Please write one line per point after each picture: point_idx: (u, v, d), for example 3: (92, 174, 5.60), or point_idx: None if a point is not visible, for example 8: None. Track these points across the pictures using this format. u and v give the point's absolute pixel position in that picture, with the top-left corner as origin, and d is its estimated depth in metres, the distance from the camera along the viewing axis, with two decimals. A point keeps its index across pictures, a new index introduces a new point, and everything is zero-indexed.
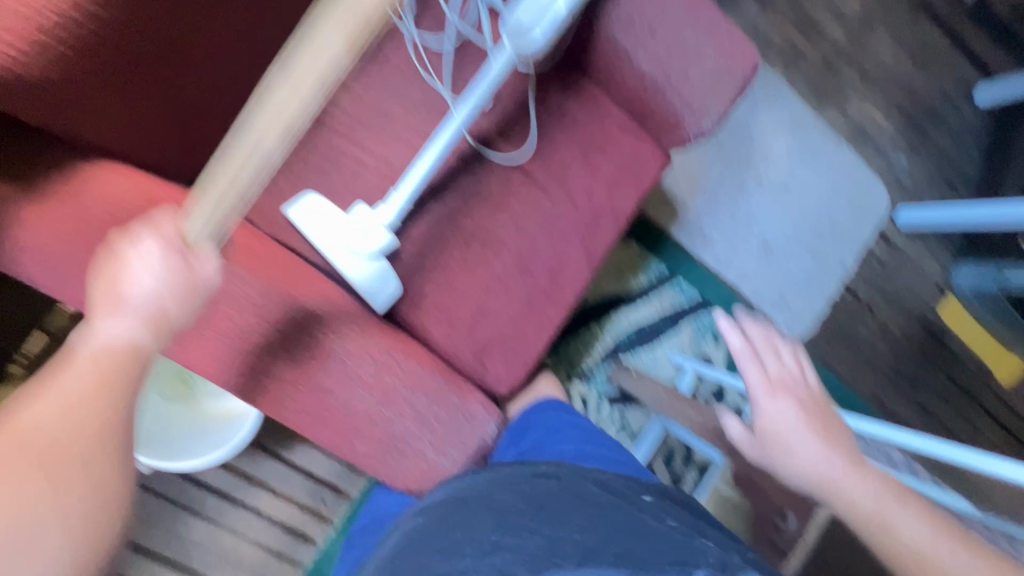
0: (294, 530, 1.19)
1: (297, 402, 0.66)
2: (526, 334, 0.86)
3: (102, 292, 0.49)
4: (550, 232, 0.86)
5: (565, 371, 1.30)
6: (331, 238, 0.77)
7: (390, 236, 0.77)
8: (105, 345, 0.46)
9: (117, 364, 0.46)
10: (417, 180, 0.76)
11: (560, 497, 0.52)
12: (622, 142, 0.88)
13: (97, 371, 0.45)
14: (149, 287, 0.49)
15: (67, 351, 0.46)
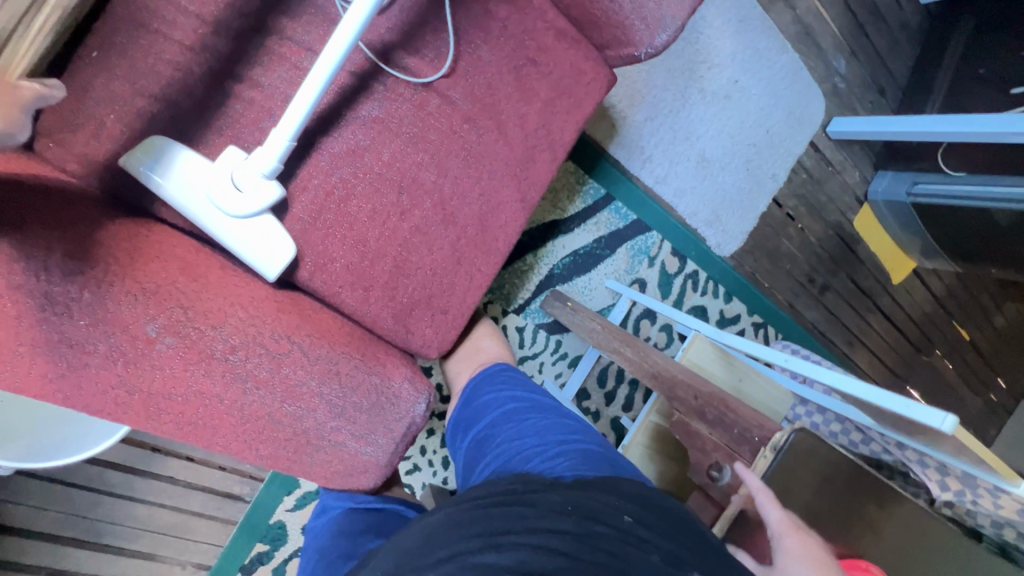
0: (217, 492, 1.11)
1: (178, 407, 0.54)
2: (454, 293, 0.75)
3: None
4: (476, 171, 0.72)
5: (497, 306, 1.23)
6: (202, 193, 0.59)
7: (278, 188, 0.60)
8: None
9: None
10: (306, 109, 0.58)
11: (530, 520, 0.52)
12: (559, 55, 0.73)
13: None
14: None
15: None
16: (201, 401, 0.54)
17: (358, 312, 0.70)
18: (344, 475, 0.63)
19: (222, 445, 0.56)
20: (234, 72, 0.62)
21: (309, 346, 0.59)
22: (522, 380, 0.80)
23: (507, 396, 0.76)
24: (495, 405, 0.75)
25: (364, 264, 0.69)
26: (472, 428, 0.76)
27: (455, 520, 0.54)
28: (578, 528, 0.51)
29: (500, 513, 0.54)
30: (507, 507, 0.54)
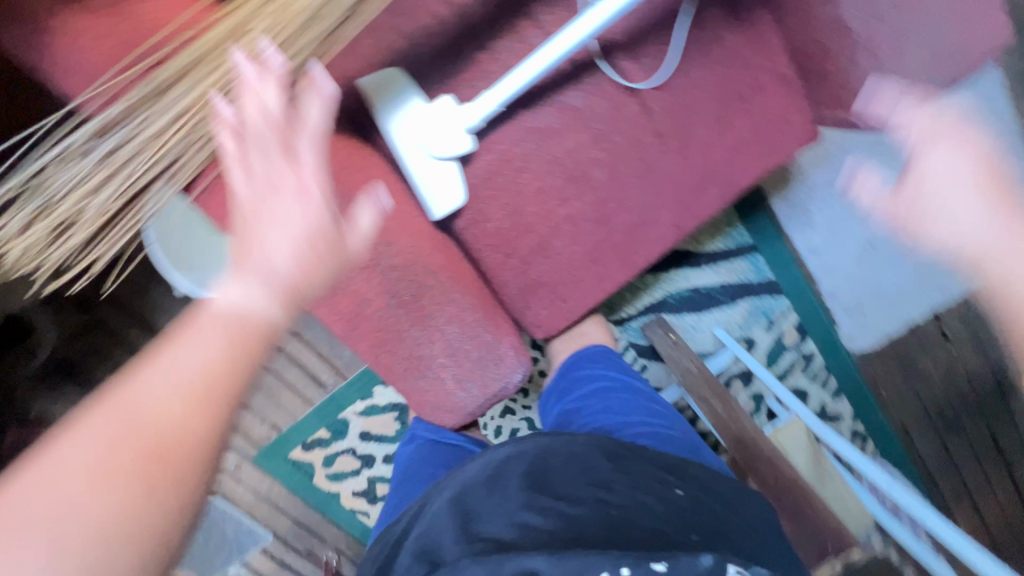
0: (308, 372, 1.26)
1: (333, 298, 0.63)
2: (579, 286, 0.78)
3: (240, 248, 0.47)
4: (644, 184, 0.74)
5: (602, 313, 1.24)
6: (415, 130, 0.68)
7: (470, 143, 0.67)
8: (235, 308, 0.45)
9: (247, 329, 0.45)
10: (522, 82, 0.63)
11: (597, 479, 0.60)
12: (769, 101, 0.71)
13: (226, 333, 0.44)
14: (286, 254, 0.47)
15: (201, 309, 0.45)
16: (353, 299, 0.63)
17: (492, 272, 0.76)
18: (434, 407, 0.70)
19: (354, 341, 0.65)
20: (472, 30, 0.68)
21: (448, 288, 0.65)
22: (620, 364, 0.83)
23: (602, 375, 0.81)
24: (590, 382, 0.80)
25: (514, 232, 0.74)
26: (565, 399, 0.81)
27: (523, 459, 0.63)
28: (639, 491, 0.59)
29: (564, 466, 0.62)
30: (572, 463, 0.62)
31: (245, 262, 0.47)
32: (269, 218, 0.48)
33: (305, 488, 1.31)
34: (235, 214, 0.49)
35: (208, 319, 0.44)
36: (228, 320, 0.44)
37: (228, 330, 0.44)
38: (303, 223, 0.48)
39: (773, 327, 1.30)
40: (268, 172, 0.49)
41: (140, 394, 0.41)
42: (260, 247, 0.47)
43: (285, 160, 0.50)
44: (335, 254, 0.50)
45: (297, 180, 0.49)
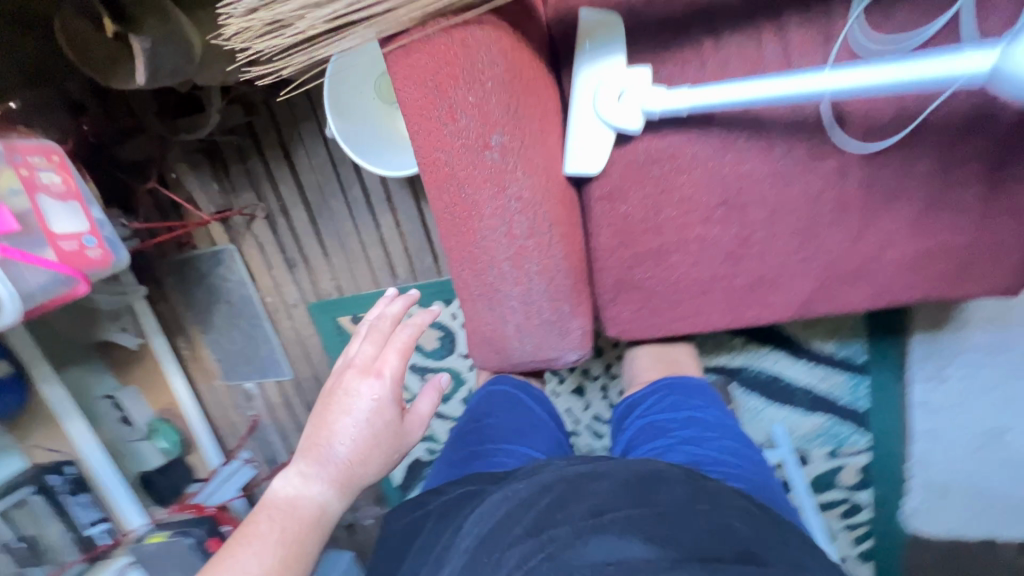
0: (388, 257, 1.33)
1: (450, 199, 0.62)
2: (673, 307, 0.74)
3: (311, 449, 0.63)
4: (795, 244, 0.68)
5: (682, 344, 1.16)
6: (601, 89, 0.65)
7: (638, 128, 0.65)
8: (302, 504, 0.61)
9: (311, 514, 0.61)
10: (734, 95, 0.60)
11: (673, 503, 0.55)
12: (975, 226, 0.63)
13: (296, 520, 0.60)
14: (351, 450, 0.63)
15: (269, 505, 0.60)
16: (469, 209, 0.61)
17: (600, 251, 0.74)
18: (483, 344, 0.70)
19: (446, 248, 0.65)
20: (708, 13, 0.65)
21: (556, 243, 0.64)
22: (718, 403, 0.79)
23: (693, 409, 0.77)
24: (682, 410, 0.76)
25: (640, 225, 0.71)
26: (648, 419, 0.78)
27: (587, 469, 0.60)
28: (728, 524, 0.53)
29: (636, 485, 0.57)
30: (642, 485, 0.57)
31: (306, 465, 0.62)
32: (342, 412, 0.64)
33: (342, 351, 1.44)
34: (316, 415, 0.65)
35: (282, 515, 0.59)
36: (289, 519, 0.59)
37: (297, 520, 0.60)
38: (371, 420, 0.64)
39: (835, 457, 1.18)
40: (351, 377, 0.65)
41: (231, 568, 0.55)
42: (326, 448, 0.63)
43: (361, 380, 0.65)
44: (390, 443, 0.66)
45: (374, 391, 0.64)
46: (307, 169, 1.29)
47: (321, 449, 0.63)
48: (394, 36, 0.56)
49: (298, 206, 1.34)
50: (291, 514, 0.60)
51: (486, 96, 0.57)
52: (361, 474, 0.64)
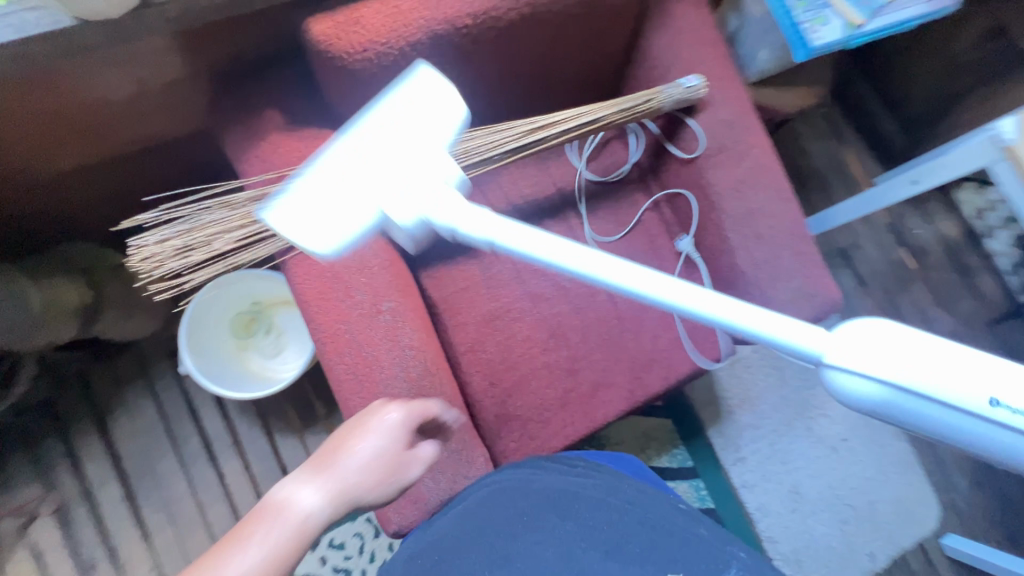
0: (232, 514, 1.15)
1: (351, 361, 0.74)
2: (547, 425, 0.90)
3: (325, 457, 0.63)
4: (608, 350, 0.95)
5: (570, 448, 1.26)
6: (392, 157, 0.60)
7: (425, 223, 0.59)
8: (291, 512, 0.57)
9: (287, 543, 0.55)
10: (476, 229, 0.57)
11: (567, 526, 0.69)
12: None
13: (276, 539, 0.55)
14: (360, 463, 0.63)
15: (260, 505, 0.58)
16: (370, 364, 0.74)
17: (476, 393, 0.90)
18: (398, 497, 0.73)
19: (353, 405, 0.73)
20: (503, 219, 0.97)
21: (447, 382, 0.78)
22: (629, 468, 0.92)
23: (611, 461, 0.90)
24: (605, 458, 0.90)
25: (501, 365, 0.91)
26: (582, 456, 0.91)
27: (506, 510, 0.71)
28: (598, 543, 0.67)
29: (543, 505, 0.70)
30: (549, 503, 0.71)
31: (308, 474, 0.61)
32: (364, 430, 0.65)
33: None
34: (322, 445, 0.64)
35: (279, 520, 0.56)
36: (277, 531, 0.56)
37: (285, 533, 0.56)
38: (383, 448, 0.65)
39: None
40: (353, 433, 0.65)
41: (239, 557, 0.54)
42: (340, 461, 0.63)
43: (381, 434, 0.65)
44: (393, 471, 0.65)
45: (388, 435, 0.66)
46: (127, 436, 1.14)
47: (332, 462, 0.63)
48: (295, 245, 0.74)
49: (108, 484, 1.12)
50: (289, 521, 0.57)
51: (374, 275, 0.76)
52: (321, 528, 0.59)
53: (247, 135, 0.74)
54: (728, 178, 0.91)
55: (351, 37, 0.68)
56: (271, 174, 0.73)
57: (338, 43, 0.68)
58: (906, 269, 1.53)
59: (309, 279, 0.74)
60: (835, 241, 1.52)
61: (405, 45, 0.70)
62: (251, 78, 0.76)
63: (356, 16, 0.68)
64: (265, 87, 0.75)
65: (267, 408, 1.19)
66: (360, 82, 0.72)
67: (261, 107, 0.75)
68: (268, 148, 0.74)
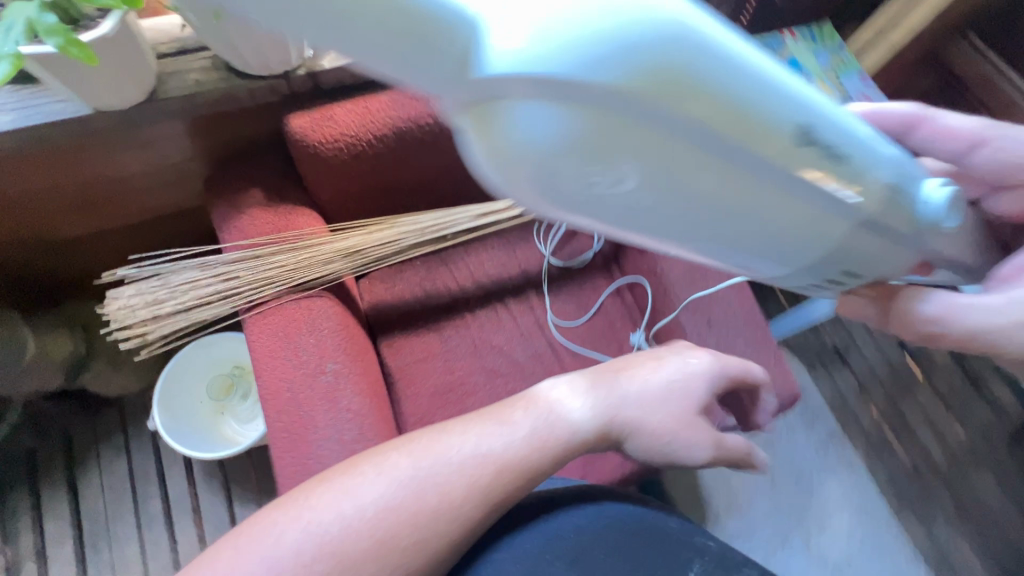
0: None
1: (288, 421, 0.76)
2: None
3: (611, 370, 0.65)
4: None
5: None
6: None
7: None
8: (560, 408, 0.61)
9: (552, 441, 0.59)
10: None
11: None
12: None
13: (539, 439, 0.59)
14: (644, 393, 0.63)
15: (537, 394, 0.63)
16: (306, 424, 0.76)
17: None
18: None
19: (283, 466, 0.74)
20: (466, 296, 1.02)
21: None
22: None
23: None
24: None
25: None
26: None
27: None
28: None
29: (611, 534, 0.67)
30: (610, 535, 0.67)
31: (583, 382, 0.64)
32: (653, 364, 0.66)
33: None
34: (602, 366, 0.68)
35: (533, 413, 0.61)
36: (549, 425, 0.60)
37: (547, 432, 0.59)
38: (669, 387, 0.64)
39: None
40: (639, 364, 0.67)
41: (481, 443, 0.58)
42: (620, 378, 0.64)
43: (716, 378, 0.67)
44: (684, 418, 0.63)
45: (689, 389, 0.64)
46: (94, 493, 1.15)
47: (612, 377, 0.64)
48: (254, 305, 0.81)
49: (64, 544, 1.12)
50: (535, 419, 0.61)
51: (322, 337, 0.80)
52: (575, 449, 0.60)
53: (229, 209, 0.84)
54: (680, 265, 0.95)
55: (321, 130, 0.79)
56: (242, 241, 0.81)
57: (310, 133, 0.79)
58: (910, 373, 1.42)
59: (260, 337, 0.79)
60: (829, 338, 1.49)
61: (368, 137, 0.81)
62: (241, 162, 0.88)
63: (328, 114, 0.80)
64: (251, 170, 0.87)
65: (231, 474, 1.19)
66: (328, 166, 0.83)
67: (244, 187, 0.85)
68: (243, 220, 0.83)
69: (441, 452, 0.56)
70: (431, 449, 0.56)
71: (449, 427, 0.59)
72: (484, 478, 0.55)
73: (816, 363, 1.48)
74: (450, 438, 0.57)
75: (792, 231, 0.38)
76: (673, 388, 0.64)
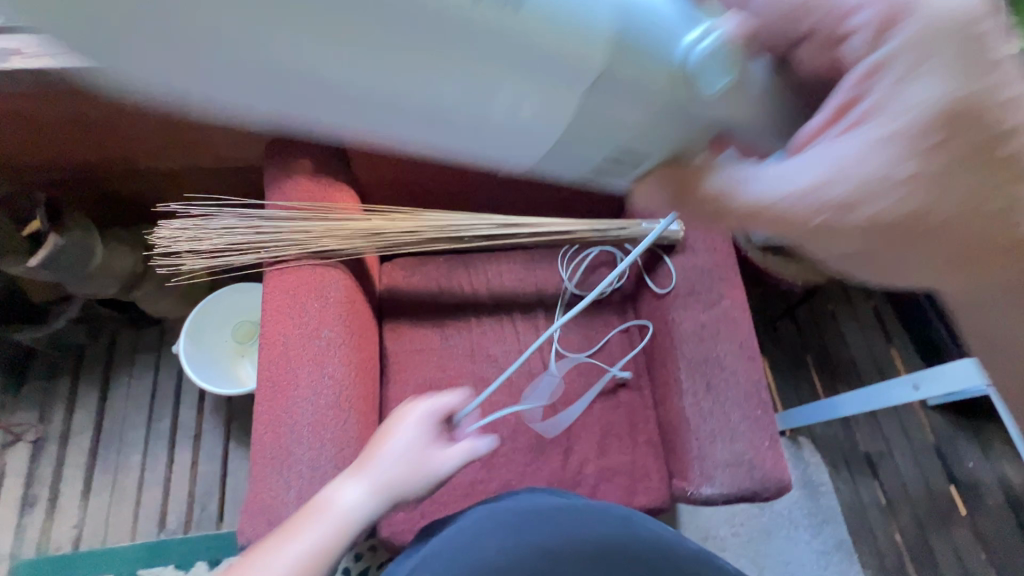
0: (163, 502, 1.21)
1: (275, 372, 0.81)
2: (440, 508, 0.89)
3: (357, 462, 0.71)
4: (532, 456, 0.94)
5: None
6: None
7: None
8: (343, 506, 0.66)
9: (348, 522, 0.66)
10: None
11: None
12: (641, 453, 0.95)
13: (337, 519, 0.65)
14: (399, 447, 0.72)
15: (318, 498, 0.67)
16: (289, 380, 0.80)
17: None
18: (258, 512, 0.74)
19: (259, 412, 0.79)
20: (476, 302, 1.05)
21: (351, 422, 0.82)
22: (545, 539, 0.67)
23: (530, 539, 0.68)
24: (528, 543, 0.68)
25: None
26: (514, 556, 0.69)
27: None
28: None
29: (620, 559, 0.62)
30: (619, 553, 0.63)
31: (356, 474, 0.69)
32: (388, 434, 0.74)
33: None
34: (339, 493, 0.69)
35: (322, 521, 0.65)
36: (335, 517, 0.65)
37: (328, 528, 0.64)
38: (389, 449, 0.72)
39: None
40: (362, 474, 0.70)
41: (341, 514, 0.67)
42: (371, 463, 0.71)
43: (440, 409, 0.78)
44: (417, 475, 0.72)
45: (421, 458, 0.73)
46: (119, 397, 1.28)
47: (365, 463, 0.71)
48: (277, 261, 0.87)
49: (84, 434, 1.25)
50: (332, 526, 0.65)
51: (327, 304, 0.86)
52: (391, 483, 0.70)
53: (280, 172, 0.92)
54: (690, 318, 0.92)
55: None
56: (282, 203, 0.89)
57: None
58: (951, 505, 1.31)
59: (274, 290, 0.86)
60: (863, 443, 1.37)
61: None
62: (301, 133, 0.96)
63: None
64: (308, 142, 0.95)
65: (235, 413, 1.28)
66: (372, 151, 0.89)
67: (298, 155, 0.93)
68: (289, 184, 0.91)
69: (273, 552, 0.62)
70: (280, 539, 0.63)
71: (274, 533, 0.65)
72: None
73: (840, 466, 1.36)
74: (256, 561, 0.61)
75: (499, 101, 0.26)
76: (399, 440, 0.73)
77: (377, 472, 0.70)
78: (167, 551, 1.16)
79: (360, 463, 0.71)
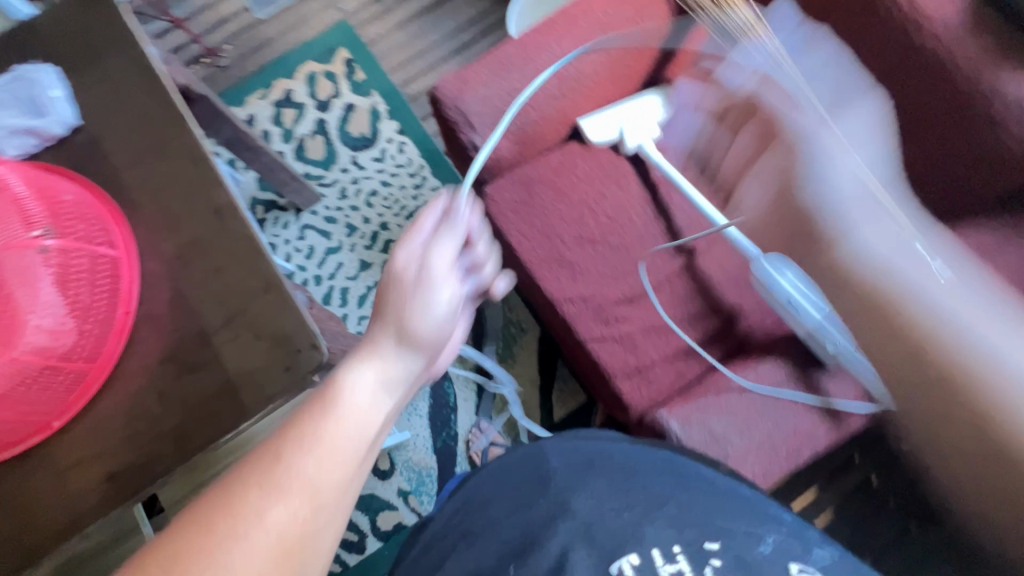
0: (420, 76, 1.53)
1: (560, 22, 0.91)
2: (524, 219, 0.96)
3: (174, 160, 0.66)
4: (605, 273, 0.95)
5: (525, 318, 1.34)
6: (638, 108, 0.99)
7: (642, 147, 0.97)
8: (160, 209, 0.65)
9: (173, 223, 0.65)
10: None
11: (651, 489, 0.59)
12: (663, 370, 0.91)
13: (182, 203, 0.65)
14: (179, 183, 0.66)
15: (173, 180, 0.66)
16: (561, 33, 0.90)
17: (543, 157, 0.99)
18: (461, 74, 0.90)
19: (524, 32, 0.91)
20: (709, 157, 1.00)
21: (554, 102, 0.92)
22: (623, 460, 0.63)
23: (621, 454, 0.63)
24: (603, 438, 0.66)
25: (572, 173, 0.98)
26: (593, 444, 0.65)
27: (584, 464, 0.62)
28: (768, 529, 0.57)
29: (583, 462, 0.63)
30: (591, 469, 0.62)
31: (158, 204, 0.65)
32: (168, 141, 0.67)
33: (316, 53, 1.53)
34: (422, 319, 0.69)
35: (168, 214, 0.65)
36: (178, 205, 0.65)
37: (173, 216, 0.65)
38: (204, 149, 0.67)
39: (401, 494, 1.25)
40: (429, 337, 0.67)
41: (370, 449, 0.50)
42: (180, 165, 0.66)
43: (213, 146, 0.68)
44: (193, 193, 0.65)
45: (219, 184, 0.65)
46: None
47: (157, 196, 0.65)
48: None
49: None
50: (350, 414, 0.48)
51: (635, 20, 0.90)
52: (168, 221, 0.65)
53: None
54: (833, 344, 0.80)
55: None
56: None
57: None
58: None
59: None
60: None
61: None
62: None
63: None
64: None
65: None
66: None
67: None
68: None
69: (146, 238, 0.64)
70: (162, 214, 0.65)
71: (140, 219, 0.65)
72: (167, 269, 0.64)
73: None
74: (129, 233, 0.64)
75: (817, 343, 0.80)
76: (178, 140, 0.67)
77: (168, 173, 0.66)
78: (395, 99, 1.50)
79: (161, 140, 0.67)
